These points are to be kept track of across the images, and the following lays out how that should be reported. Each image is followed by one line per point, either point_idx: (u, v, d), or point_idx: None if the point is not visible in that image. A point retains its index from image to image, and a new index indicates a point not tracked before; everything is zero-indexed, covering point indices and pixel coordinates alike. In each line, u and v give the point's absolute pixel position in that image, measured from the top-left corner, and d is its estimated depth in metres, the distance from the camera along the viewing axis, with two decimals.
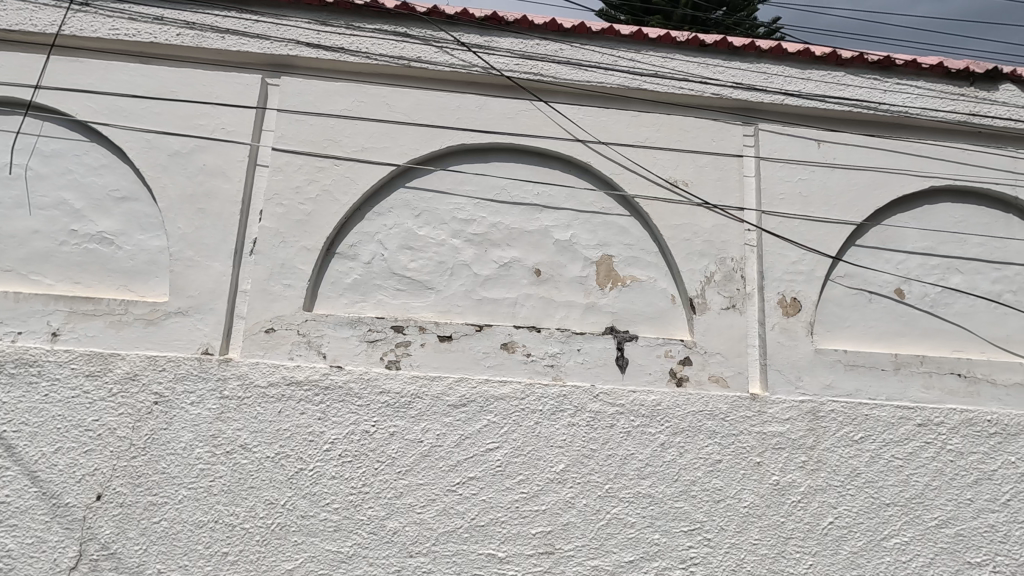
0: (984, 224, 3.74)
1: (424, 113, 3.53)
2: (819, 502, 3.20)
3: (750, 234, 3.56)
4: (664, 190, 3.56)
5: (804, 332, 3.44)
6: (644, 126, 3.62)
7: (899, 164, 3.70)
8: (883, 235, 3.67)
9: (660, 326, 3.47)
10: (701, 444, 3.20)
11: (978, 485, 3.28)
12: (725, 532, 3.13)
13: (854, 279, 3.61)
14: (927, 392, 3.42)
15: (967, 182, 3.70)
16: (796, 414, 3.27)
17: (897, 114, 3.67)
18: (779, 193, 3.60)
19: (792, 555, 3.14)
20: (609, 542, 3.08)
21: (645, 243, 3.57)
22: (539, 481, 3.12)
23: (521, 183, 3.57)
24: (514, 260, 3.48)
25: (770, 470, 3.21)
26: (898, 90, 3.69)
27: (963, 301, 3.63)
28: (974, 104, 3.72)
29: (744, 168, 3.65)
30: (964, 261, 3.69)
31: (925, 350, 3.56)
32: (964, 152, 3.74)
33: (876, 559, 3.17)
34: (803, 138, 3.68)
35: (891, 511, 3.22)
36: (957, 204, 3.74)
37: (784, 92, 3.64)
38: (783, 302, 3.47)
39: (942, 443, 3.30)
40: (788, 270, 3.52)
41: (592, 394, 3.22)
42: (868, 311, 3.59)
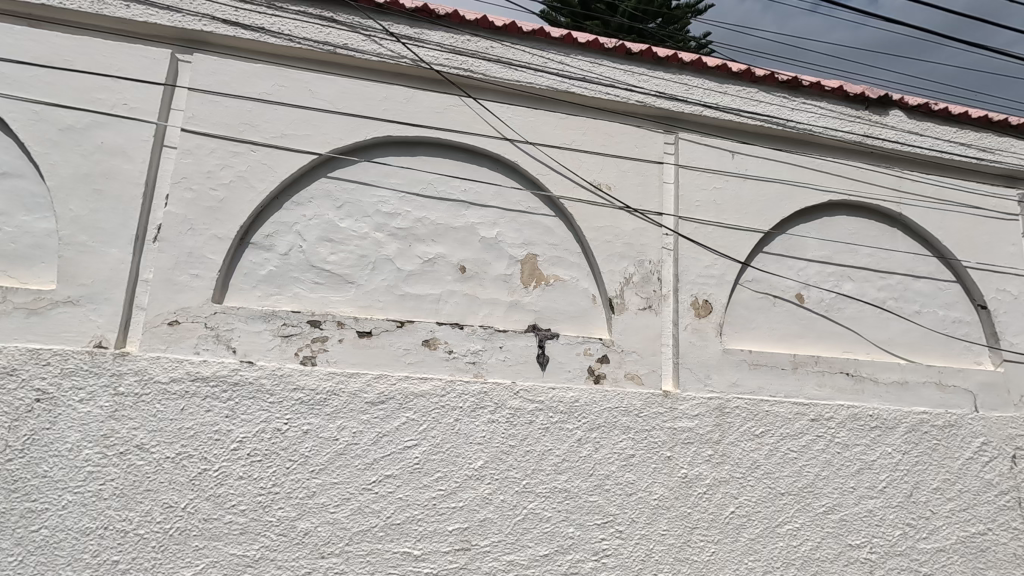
0: (873, 236, 4.09)
1: (349, 102, 3.43)
2: (722, 492, 3.39)
3: (668, 238, 3.71)
4: (588, 192, 3.65)
5: (714, 333, 3.64)
6: (571, 129, 3.69)
7: (803, 178, 3.98)
8: (787, 244, 3.94)
9: (581, 324, 3.56)
10: (616, 439, 3.32)
11: (860, 474, 3.59)
12: (636, 524, 3.26)
13: (761, 283, 3.85)
14: (819, 390, 3.71)
15: (860, 198, 4.04)
16: (704, 410, 3.45)
17: (802, 131, 3.94)
18: (696, 200, 3.78)
19: (697, 543, 3.31)
20: (525, 537, 3.13)
21: (569, 243, 3.64)
22: (458, 478, 3.11)
23: (449, 178, 3.55)
24: (439, 256, 3.45)
25: (680, 463, 3.37)
26: (803, 109, 3.97)
27: (853, 307, 3.96)
28: (867, 126, 4.06)
29: (664, 175, 3.80)
30: (856, 269, 4.03)
31: (820, 351, 3.86)
32: (858, 170, 4.08)
33: (771, 544, 3.40)
34: (719, 149, 3.89)
35: (785, 500, 3.46)
36: (851, 217, 4.08)
37: (702, 104, 3.83)
38: (696, 304, 3.65)
39: (832, 436, 3.59)
40: (701, 274, 3.70)
41: (513, 390, 3.25)
42: (771, 314, 3.84)
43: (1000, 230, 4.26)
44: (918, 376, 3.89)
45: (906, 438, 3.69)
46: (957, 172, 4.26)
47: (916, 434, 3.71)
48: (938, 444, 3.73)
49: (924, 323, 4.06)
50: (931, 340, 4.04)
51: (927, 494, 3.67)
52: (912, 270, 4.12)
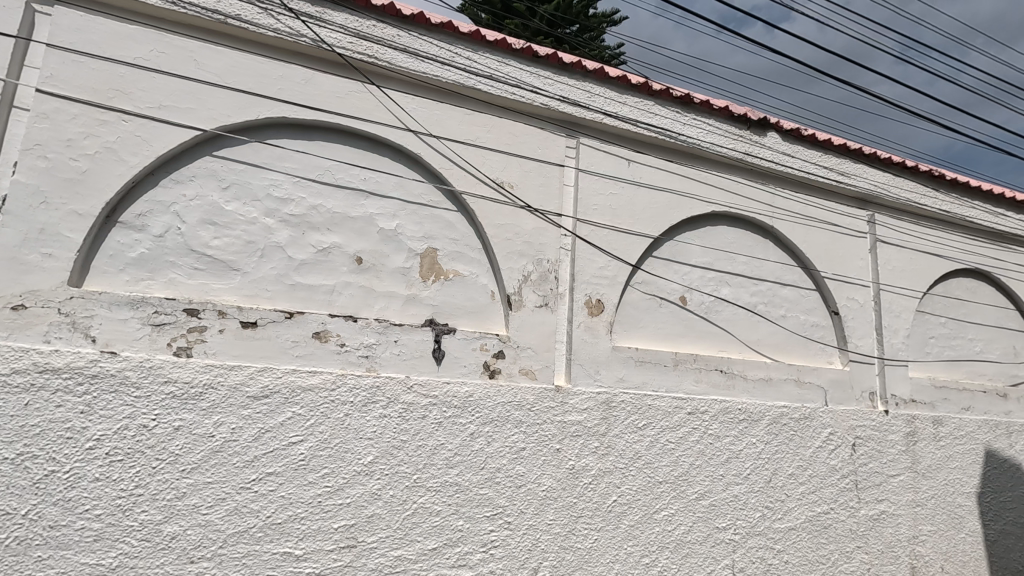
0: (749, 246, 4.49)
1: (240, 78, 3.22)
2: (606, 482, 3.58)
3: (566, 239, 3.85)
4: (491, 190, 3.69)
5: (605, 331, 3.82)
6: (476, 126, 3.72)
7: (690, 189, 4.28)
8: (674, 249, 4.22)
9: (478, 320, 3.60)
10: (508, 432, 3.39)
11: (728, 463, 3.93)
12: (524, 514, 3.36)
13: (650, 285, 4.10)
14: (697, 385, 4.02)
15: (739, 210, 4.41)
16: (593, 404, 3.62)
17: (691, 145, 4.24)
18: (593, 204, 3.95)
19: (581, 530, 3.47)
20: (413, 531, 3.11)
21: (469, 239, 3.66)
22: (346, 473, 3.03)
23: (348, 166, 3.44)
24: (334, 246, 3.34)
25: (568, 455, 3.51)
26: (693, 124, 4.27)
27: (729, 309, 4.33)
28: (747, 145, 4.45)
29: (565, 177, 3.93)
30: (733, 275, 4.40)
31: (699, 350, 4.18)
32: (738, 184, 4.45)
33: (648, 530, 3.64)
34: (617, 156, 4.08)
35: (662, 488, 3.72)
36: (731, 228, 4.45)
37: (602, 112, 4.00)
38: (589, 303, 3.82)
39: (705, 428, 3.90)
40: (595, 275, 3.87)
41: (406, 384, 3.22)
42: (658, 314, 4.10)
43: (853, 245, 4.83)
44: (781, 374, 4.32)
45: (768, 429, 4.09)
46: (820, 192, 4.77)
47: (777, 426, 4.13)
48: (794, 434, 4.17)
49: (788, 326, 4.52)
50: (792, 341, 4.51)
51: (784, 479, 4.09)
52: (780, 278, 4.57)
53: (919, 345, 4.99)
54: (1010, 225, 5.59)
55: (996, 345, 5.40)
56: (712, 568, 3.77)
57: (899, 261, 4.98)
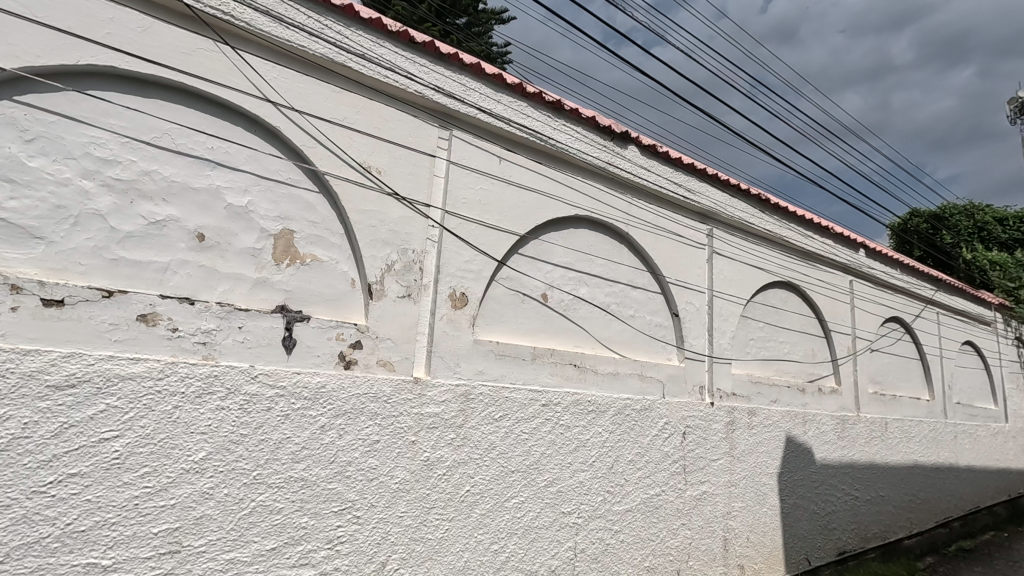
0: (606, 250, 4.81)
1: (57, 13, 2.75)
2: (460, 473, 3.63)
3: (433, 230, 3.82)
4: (357, 173, 3.54)
5: (467, 324, 3.87)
6: (345, 105, 3.55)
7: (557, 191, 4.48)
8: (538, 248, 4.40)
9: (336, 308, 3.44)
10: (361, 425, 3.29)
11: (576, 451, 4.19)
12: (375, 508, 3.28)
13: (513, 281, 4.22)
14: (552, 378, 4.23)
15: (599, 216, 4.71)
16: (451, 396, 3.65)
17: (559, 149, 4.45)
18: (462, 197, 3.97)
19: (432, 521, 3.48)
20: (249, 532, 2.89)
21: (330, 223, 3.49)
22: (172, 472, 2.73)
23: (192, 132, 3.10)
24: (170, 219, 2.99)
25: (423, 447, 3.50)
26: (562, 130, 4.50)
27: (585, 308, 4.60)
28: (609, 155, 4.78)
29: (436, 168, 3.90)
30: (591, 276, 4.69)
31: (556, 345, 4.39)
32: (600, 191, 4.76)
33: (498, 517, 3.76)
34: (488, 152, 4.14)
35: (514, 477, 3.86)
36: (591, 232, 4.73)
37: (477, 107, 4.04)
38: (453, 296, 3.83)
39: (557, 419, 4.12)
40: (461, 268, 3.89)
41: (250, 374, 2.98)
42: (519, 310, 4.24)
43: (694, 255, 5.39)
44: (627, 369, 4.70)
45: (613, 419, 4.43)
46: (670, 205, 5.27)
47: (621, 416, 4.48)
48: (636, 424, 4.57)
49: (636, 325, 4.92)
50: (639, 339, 4.92)
51: (624, 465, 4.46)
52: (632, 280, 4.96)
53: (741, 345, 5.72)
54: (815, 246, 6.62)
55: (800, 347, 6.36)
56: (556, 550, 4.00)
57: (729, 271, 5.66)
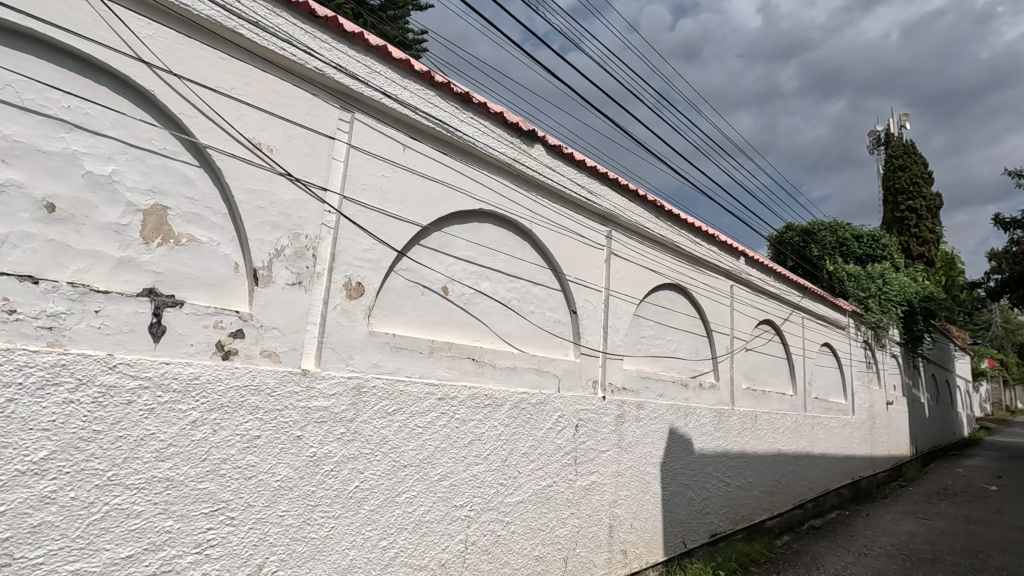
0: (509, 245, 4.86)
1: None
2: (349, 468, 3.50)
3: (329, 215, 3.65)
4: (244, 149, 3.29)
5: (362, 315, 3.74)
6: (234, 75, 3.29)
7: (462, 184, 4.46)
8: (440, 240, 4.35)
9: (215, 294, 3.18)
10: (240, 420, 3.07)
11: (471, 445, 4.21)
12: (252, 508, 3.08)
13: (413, 273, 4.14)
14: (449, 372, 4.22)
15: (504, 211, 4.75)
16: (342, 389, 3.51)
17: (466, 142, 4.44)
18: (363, 183, 3.82)
19: (316, 520, 3.32)
20: (100, 539, 2.59)
21: (211, 201, 3.21)
22: (3, 474, 2.38)
23: (44, 86, 2.71)
24: (11, 184, 2.58)
25: (309, 443, 3.33)
26: (469, 123, 4.51)
27: (486, 302, 4.63)
28: (515, 152, 4.85)
29: (335, 151, 3.72)
30: (493, 271, 4.71)
31: (455, 338, 4.37)
32: (505, 187, 4.80)
33: (389, 513, 3.68)
34: (392, 139, 4.02)
35: (406, 471, 3.79)
36: (495, 227, 4.76)
37: (382, 91, 3.92)
38: (348, 285, 3.68)
39: (452, 413, 4.11)
40: (358, 257, 3.75)
41: (107, 364, 2.67)
42: (419, 302, 4.17)
43: (593, 255, 5.60)
44: (525, 363, 4.78)
45: (509, 413, 4.50)
46: (573, 205, 5.43)
47: (517, 410, 4.56)
48: (530, 417, 4.67)
49: (535, 321, 5.01)
50: (538, 335, 5.02)
51: (518, 457, 4.55)
52: (533, 277, 5.05)
53: (633, 343, 6.03)
54: (703, 252, 7.14)
55: (685, 345, 6.83)
56: (447, 544, 3.99)
57: (625, 272, 5.94)
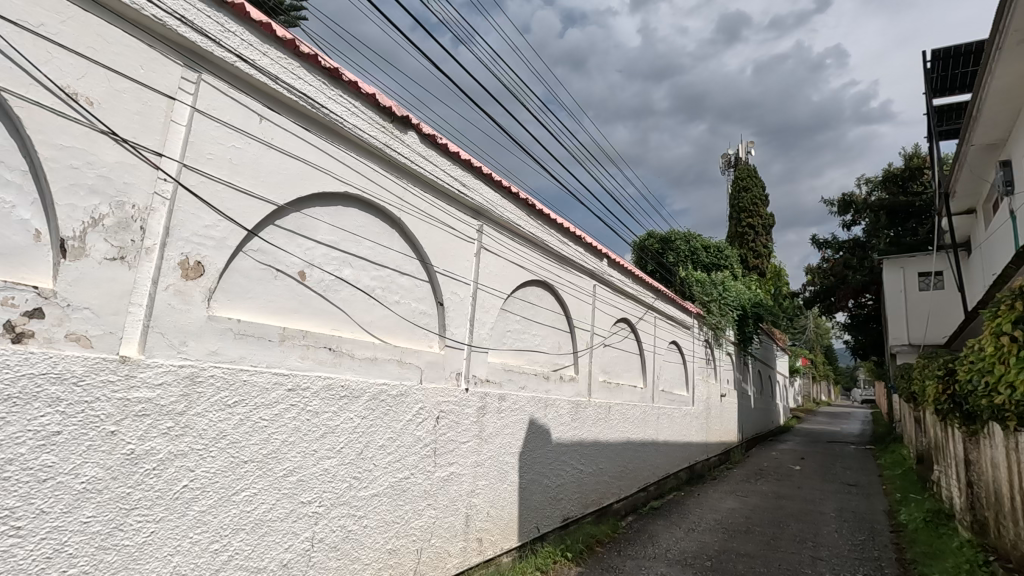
0: (376, 233, 4.71)
1: None
2: (175, 467, 3.16)
3: (164, 184, 3.25)
4: (54, 98, 2.81)
5: (200, 298, 3.40)
6: (44, 9, 2.80)
7: (326, 164, 4.24)
8: (299, 222, 4.09)
9: (4, 265, 2.68)
10: (33, 413, 2.62)
11: (322, 438, 4.02)
12: (47, 515, 2.65)
13: (265, 254, 3.85)
14: (302, 361, 3.99)
15: (371, 197, 4.59)
16: (171, 379, 3.16)
17: (333, 120, 4.23)
18: (208, 152, 3.46)
19: (132, 525, 2.96)
20: None
21: (6, 155, 2.71)
22: None
23: None
24: None
25: (125, 439, 2.95)
26: (338, 101, 4.31)
27: (347, 290, 4.44)
28: (387, 137, 4.73)
29: (175, 113, 3.33)
30: (356, 258, 4.54)
31: (310, 326, 4.14)
32: (374, 172, 4.65)
33: (223, 514, 3.39)
34: (247, 108, 3.70)
35: (246, 468, 3.52)
36: (361, 213, 4.58)
37: (237, 55, 3.59)
38: (184, 264, 3.33)
39: (304, 404, 3.90)
40: (198, 233, 3.40)
41: None
42: (270, 286, 3.89)
43: (463, 248, 5.62)
44: (386, 354, 4.68)
45: (366, 405, 4.38)
46: (445, 197, 5.42)
47: (375, 402, 4.46)
48: (390, 409, 4.58)
49: (400, 312, 4.92)
50: (402, 326, 4.94)
51: (374, 450, 4.43)
52: (400, 267, 4.95)
53: (498, 336, 6.16)
54: (570, 252, 7.50)
55: (549, 340, 7.13)
56: (291, 543, 3.77)
57: (494, 267, 6.06)
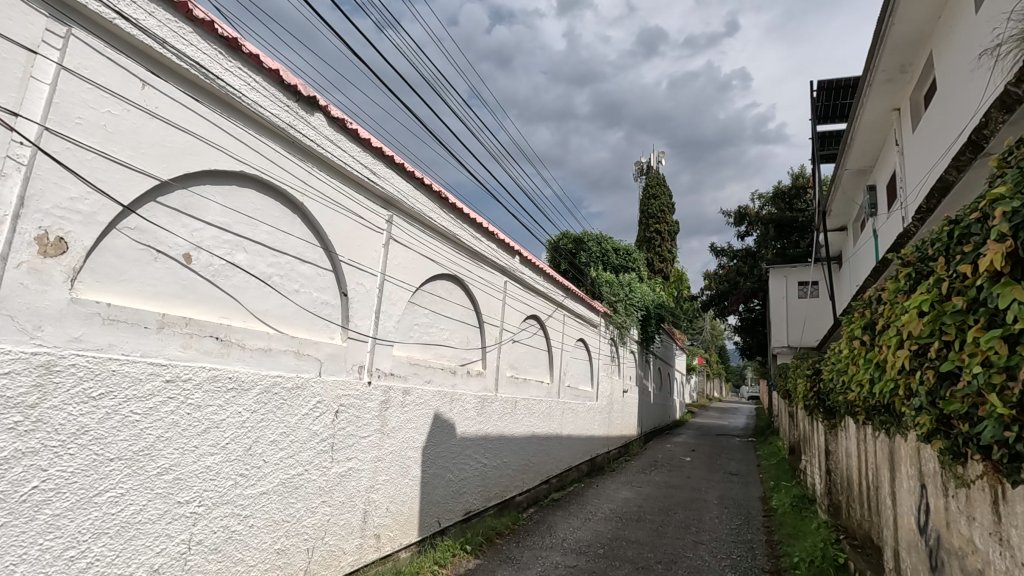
0: (275, 217, 4.47)
1: None
2: (24, 466, 2.82)
3: (21, 148, 2.88)
4: None
5: (61, 278, 3.05)
6: None
7: (220, 140, 3.95)
8: (186, 200, 3.79)
9: None
10: None
11: (205, 434, 3.75)
12: None
13: (143, 233, 3.52)
14: (183, 351, 3.70)
15: (270, 179, 4.35)
16: (20, 367, 2.81)
17: (229, 94, 3.95)
18: (78, 117, 3.12)
19: None
20: None
21: None
22: None
23: None
24: None
25: None
26: (236, 73, 4.04)
27: (239, 276, 4.17)
28: (291, 117, 4.50)
29: (37, 69, 2.96)
30: (252, 243, 4.27)
31: (194, 313, 3.85)
32: (275, 153, 4.41)
33: (82, 517, 3.07)
34: (127, 71, 3.37)
35: (113, 466, 3.21)
36: (258, 195, 4.32)
37: (117, 12, 3.26)
38: (43, 240, 2.97)
39: (184, 397, 3.62)
40: (62, 205, 3.04)
41: None
42: (148, 268, 3.57)
43: (370, 238, 5.46)
44: (281, 345, 4.45)
45: (257, 398, 4.14)
46: (354, 184, 5.24)
47: (267, 395, 4.23)
48: (283, 403, 4.36)
49: (299, 301, 4.70)
50: (301, 316, 4.72)
51: (265, 446, 4.20)
52: (301, 254, 4.72)
53: (405, 329, 6.06)
54: (482, 248, 7.53)
55: (457, 335, 7.12)
56: (163, 547, 3.49)
57: (403, 258, 5.94)
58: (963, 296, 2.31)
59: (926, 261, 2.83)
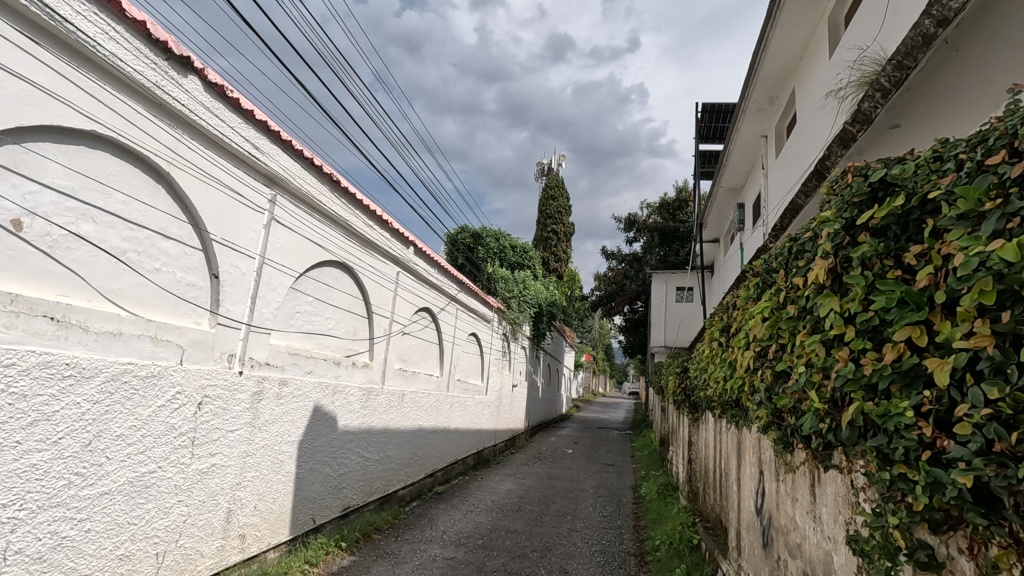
0: (133, 185, 4.00)
1: None
2: None
3: None
4: None
5: None
6: None
7: (65, 93, 3.46)
8: (17, 157, 3.28)
9: None
10: None
11: (31, 427, 3.27)
12: None
13: None
14: (6, 332, 3.19)
15: (128, 142, 3.89)
16: None
17: (80, 41, 3.48)
18: None
19: None
20: None
21: None
22: None
23: None
24: None
25: None
26: (90, 19, 3.56)
27: (84, 250, 3.69)
28: (157, 76, 4.06)
29: None
30: (101, 212, 3.79)
31: (23, 289, 3.33)
32: (136, 114, 3.95)
33: None
34: None
35: None
36: (112, 159, 3.84)
37: None
38: None
39: (5, 385, 3.13)
40: None
41: None
42: None
43: (249, 218, 5.07)
44: (135, 329, 4.00)
45: (101, 387, 3.69)
46: (232, 157, 4.84)
47: (114, 384, 3.78)
48: (135, 393, 3.93)
49: (158, 281, 4.24)
50: (160, 298, 4.26)
51: (108, 442, 3.75)
52: (163, 229, 4.26)
53: (284, 317, 5.71)
54: (374, 236, 7.30)
55: (343, 325, 6.84)
56: None
57: (286, 242, 5.60)
58: (796, 304, 2.62)
59: (770, 273, 3.21)
